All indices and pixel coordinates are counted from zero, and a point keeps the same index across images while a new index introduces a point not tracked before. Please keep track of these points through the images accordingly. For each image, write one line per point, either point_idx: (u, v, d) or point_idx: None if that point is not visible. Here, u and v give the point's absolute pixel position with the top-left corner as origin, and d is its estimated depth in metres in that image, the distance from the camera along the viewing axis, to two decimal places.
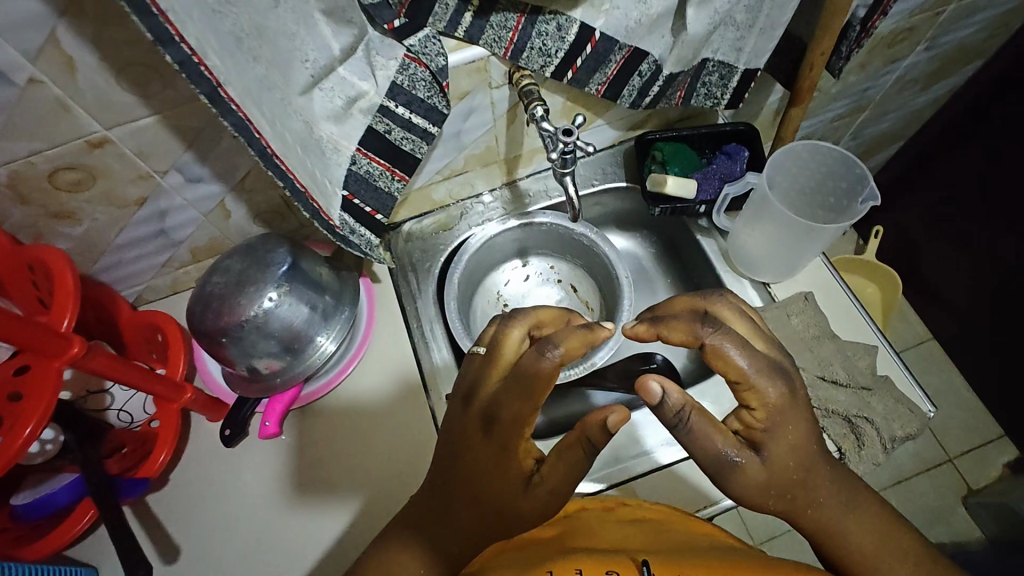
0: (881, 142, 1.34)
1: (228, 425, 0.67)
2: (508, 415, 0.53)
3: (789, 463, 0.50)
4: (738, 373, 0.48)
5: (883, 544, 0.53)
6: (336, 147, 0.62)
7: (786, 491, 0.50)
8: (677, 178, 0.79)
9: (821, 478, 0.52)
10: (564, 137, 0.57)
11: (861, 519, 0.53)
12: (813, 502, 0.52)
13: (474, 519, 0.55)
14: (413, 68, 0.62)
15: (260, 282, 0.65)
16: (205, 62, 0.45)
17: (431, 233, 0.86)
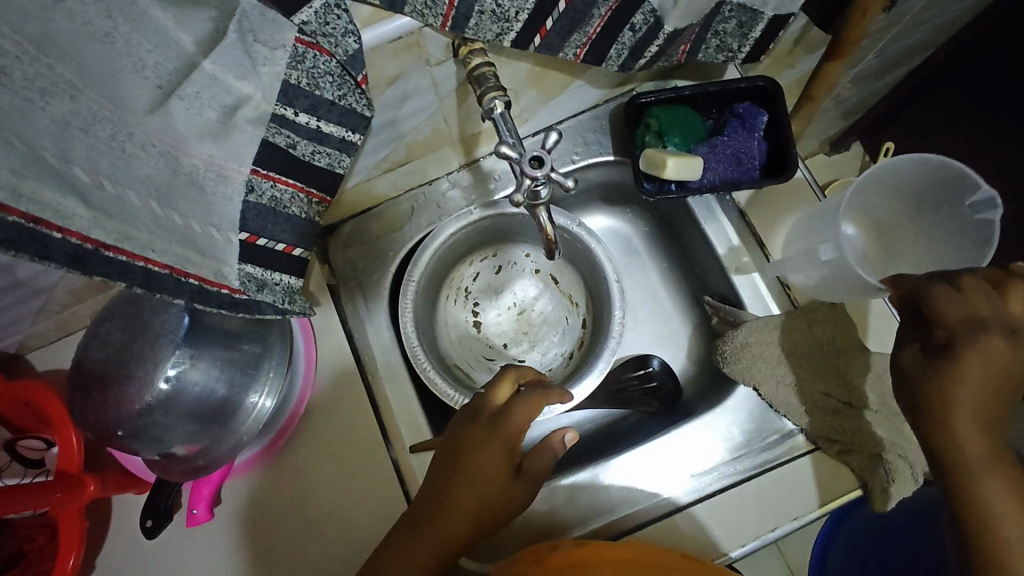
0: (907, 53, 1.12)
1: (148, 514, 0.57)
2: (517, 426, 0.54)
3: (950, 406, 0.41)
4: (950, 305, 0.44)
5: None
6: (220, 175, 0.43)
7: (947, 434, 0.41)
8: (679, 157, 0.63)
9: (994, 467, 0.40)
10: (533, 170, 0.47)
11: None
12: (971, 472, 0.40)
13: (445, 528, 0.51)
14: (311, 59, 0.44)
15: (149, 359, 0.50)
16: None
17: (377, 236, 0.69)
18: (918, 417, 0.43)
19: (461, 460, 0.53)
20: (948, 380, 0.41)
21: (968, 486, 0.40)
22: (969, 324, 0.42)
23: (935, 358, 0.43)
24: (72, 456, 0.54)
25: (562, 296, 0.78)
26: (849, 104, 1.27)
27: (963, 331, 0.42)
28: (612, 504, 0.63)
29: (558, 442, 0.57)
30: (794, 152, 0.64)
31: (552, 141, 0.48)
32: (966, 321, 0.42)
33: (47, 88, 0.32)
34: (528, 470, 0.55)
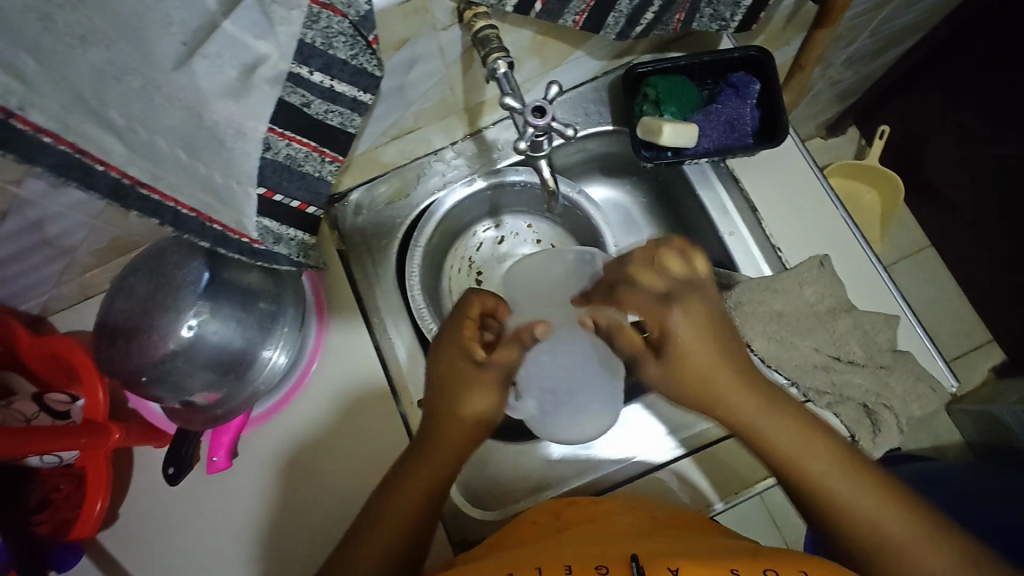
0: (900, 34, 1.15)
1: (170, 462, 0.61)
2: (466, 345, 0.58)
3: (747, 422, 0.53)
4: (638, 301, 0.56)
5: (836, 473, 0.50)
6: (240, 131, 0.46)
7: (754, 434, 0.53)
8: (676, 124, 0.65)
9: (789, 431, 0.52)
10: (535, 120, 0.51)
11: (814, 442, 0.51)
12: (777, 449, 0.52)
13: (434, 484, 0.56)
14: (325, 19, 0.46)
15: (172, 309, 0.53)
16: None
17: (385, 205, 0.72)
18: (731, 426, 0.54)
19: (442, 387, 0.59)
20: (683, 359, 0.53)
21: (792, 462, 0.51)
22: (681, 332, 0.53)
23: (662, 360, 0.54)
24: (98, 407, 0.57)
25: None
26: (843, 86, 1.29)
27: (659, 313, 0.54)
28: (611, 458, 0.67)
29: (527, 334, 0.58)
30: (783, 114, 0.66)
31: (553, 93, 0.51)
32: (657, 316, 0.54)
33: (86, 37, 0.35)
34: (494, 359, 0.58)
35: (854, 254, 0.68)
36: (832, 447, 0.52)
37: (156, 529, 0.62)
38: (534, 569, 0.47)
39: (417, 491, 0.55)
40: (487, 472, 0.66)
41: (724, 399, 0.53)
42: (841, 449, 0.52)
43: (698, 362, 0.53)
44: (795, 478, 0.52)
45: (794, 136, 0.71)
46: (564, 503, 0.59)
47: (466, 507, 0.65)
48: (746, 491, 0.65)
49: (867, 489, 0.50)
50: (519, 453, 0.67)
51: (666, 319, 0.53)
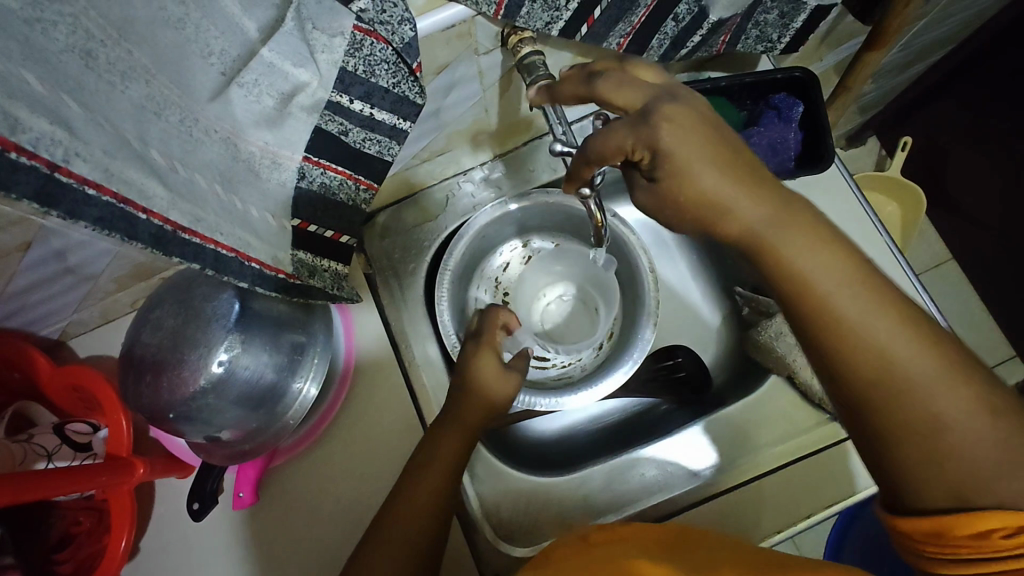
0: (931, 47, 1.12)
1: (195, 497, 0.59)
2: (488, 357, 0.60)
3: (844, 330, 0.40)
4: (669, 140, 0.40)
5: (907, 358, 0.39)
6: (275, 162, 0.45)
7: (847, 356, 0.40)
8: None
9: (895, 350, 0.40)
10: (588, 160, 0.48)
11: (877, 322, 0.40)
12: (875, 374, 0.40)
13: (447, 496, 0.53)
14: (368, 46, 0.44)
15: (200, 343, 0.50)
16: (19, 145, 0.26)
17: (412, 226, 0.70)
18: (820, 351, 0.41)
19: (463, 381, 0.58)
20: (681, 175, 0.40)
21: (889, 394, 0.40)
22: (770, 222, 0.41)
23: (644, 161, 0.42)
24: (122, 442, 0.55)
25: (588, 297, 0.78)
26: (869, 98, 1.27)
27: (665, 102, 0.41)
28: (646, 490, 0.64)
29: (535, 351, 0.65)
30: (829, 137, 0.65)
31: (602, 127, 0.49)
32: (724, 223, 0.41)
33: (127, 72, 0.33)
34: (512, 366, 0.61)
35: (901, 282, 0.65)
36: (947, 368, 0.39)
37: (173, 566, 0.59)
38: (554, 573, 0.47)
39: (428, 508, 0.52)
40: (516, 506, 0.63)
41: (823, 304, 0.40)
42: (970, 376, 0.39)
43: (784, 253, 0.40)
44: (887, 417, 0.40)
45: (839, 164, 0.69)
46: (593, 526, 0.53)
47: (496, 541, 0.62)
48: (786, 533, 0.61)
49: (948, 375, 0.39)
50: (551, 487, 0.64)
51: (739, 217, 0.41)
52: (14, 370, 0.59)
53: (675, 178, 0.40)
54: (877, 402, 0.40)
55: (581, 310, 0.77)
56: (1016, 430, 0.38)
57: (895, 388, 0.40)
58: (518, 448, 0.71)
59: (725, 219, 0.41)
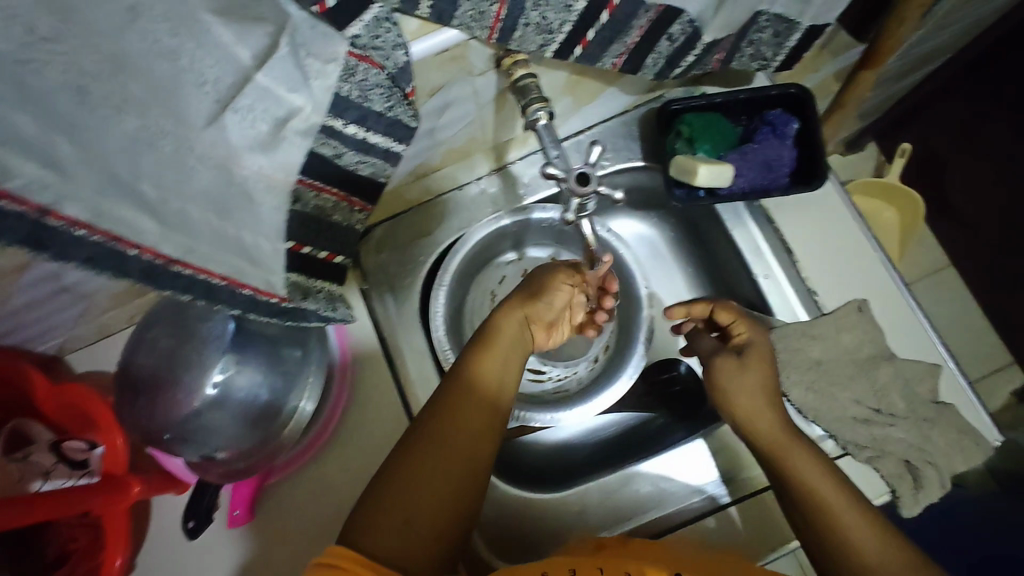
0: (929, 56, 1.13)
1: (191, 514, 0.59)
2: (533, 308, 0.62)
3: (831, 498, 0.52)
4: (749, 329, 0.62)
5: (861, 521, 0.51)
6: (269, 185, 0.45)
7: (824, 513, 0.51)
8: (710, 166, 0.63)
9: (859, 522, 0.50)
10: (581, 188, 0.48)
11: (844, 489, 0.53)
12: (841, 529, 0.50)
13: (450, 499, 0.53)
14: (362, 71, 0.44)
15: (196, 366, 0.51)
16: (10, 192, 0.28)
17: (408, 241, 0.70)
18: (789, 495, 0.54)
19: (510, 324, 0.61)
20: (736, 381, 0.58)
21: (850, 549, 0.50)
22: (778, 431, 0.55)
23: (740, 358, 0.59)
24: (118, 460, 0.56)
25: None
26: (867, 106, 1.27)
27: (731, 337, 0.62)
28: (641, 506, 0.65)
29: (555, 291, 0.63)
30: (824, 155, 0.65)
31: (595, 156, 0.48)
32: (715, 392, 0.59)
33: (121, 106, 0.33)
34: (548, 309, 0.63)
35: (893, 297, 0.66)
36: (897, 555, 0.49)
37: None
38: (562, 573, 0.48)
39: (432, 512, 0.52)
40: (513, 522, 0.63)
41: (794, 470, 0.54)
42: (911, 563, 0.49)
43: (761, 425, 0.56)
44: (841, 563, 0.50)
45: (833, 179, 0.69)
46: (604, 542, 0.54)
47: (495, 562, 0.61)
48: (781, 549, 0.60)
49: (894, 554, 0.49)
50: (545, 502, 0.65)
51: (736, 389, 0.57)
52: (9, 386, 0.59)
53: (756, 352, 0.59)
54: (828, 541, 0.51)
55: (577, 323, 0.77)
56: None
57: (841, 539, 0.50)
58: (515, 463, 0.71)
59: (731, 405, 0.57)
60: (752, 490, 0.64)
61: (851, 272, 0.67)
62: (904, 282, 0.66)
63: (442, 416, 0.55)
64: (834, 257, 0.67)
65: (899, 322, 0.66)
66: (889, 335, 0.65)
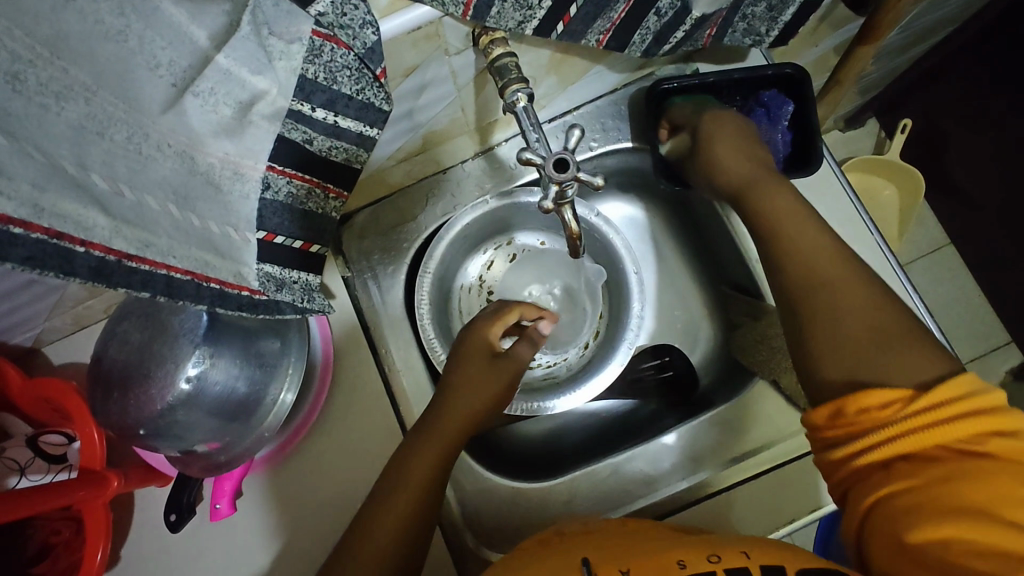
0: (931, 29, 1.09)
1: (172, 508, 0.58)
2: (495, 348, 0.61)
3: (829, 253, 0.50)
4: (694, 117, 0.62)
5: (833, 268, 0.49)
6: (237, 172, 0.43)
7: (804, 259, 0.50)
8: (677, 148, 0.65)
9: (837, 299, 0.48)
10: (559, 174, 0.46)
11: (820, 240, 0.51)
12: (799, 257, 0.51)
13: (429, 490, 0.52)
14: (328, 52, 0.42)
15: (170, 359, 0.49)
16: None
17: (392, 227, 0.68)
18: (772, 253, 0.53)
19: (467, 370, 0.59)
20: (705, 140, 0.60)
21: (828, 303, 0.48)
22: (748, 181, 0.57)
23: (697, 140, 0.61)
24: (95, 454, 0.54)
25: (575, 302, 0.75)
26: (869, 80, 1.24)
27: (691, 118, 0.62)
28: (630, 493, 0.64)
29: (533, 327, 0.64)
30: (819, 136, 0.63)
31: (574, 141, 0.46)
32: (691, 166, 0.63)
33: (62, 92, 0.31)
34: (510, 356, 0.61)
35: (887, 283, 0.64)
36: (882, 315, 0.47)
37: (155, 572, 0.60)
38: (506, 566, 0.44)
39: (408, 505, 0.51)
40: (499, 512, 0.63)
41: (777, 231, 0.53)
42: (901, 324, 0.46)
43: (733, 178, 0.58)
44: (811, 311, 0.49)
45: (829, 160, 0.67)
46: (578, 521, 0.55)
47: (478, 548, 0.61)
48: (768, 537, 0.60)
49: (879, 311, 0.47)
50: (529, 495, 0.63)
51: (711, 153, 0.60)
52: None
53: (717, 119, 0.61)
54: (813, 290, 0.49)
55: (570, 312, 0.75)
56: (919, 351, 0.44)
57: (819, 282, 0.49)
58: (503, 453, 0.70)
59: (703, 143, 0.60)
60: (740, 478, 0.63)
61: None
62: (899, 269, 0.64)
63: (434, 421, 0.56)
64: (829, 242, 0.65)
65: None
66: None
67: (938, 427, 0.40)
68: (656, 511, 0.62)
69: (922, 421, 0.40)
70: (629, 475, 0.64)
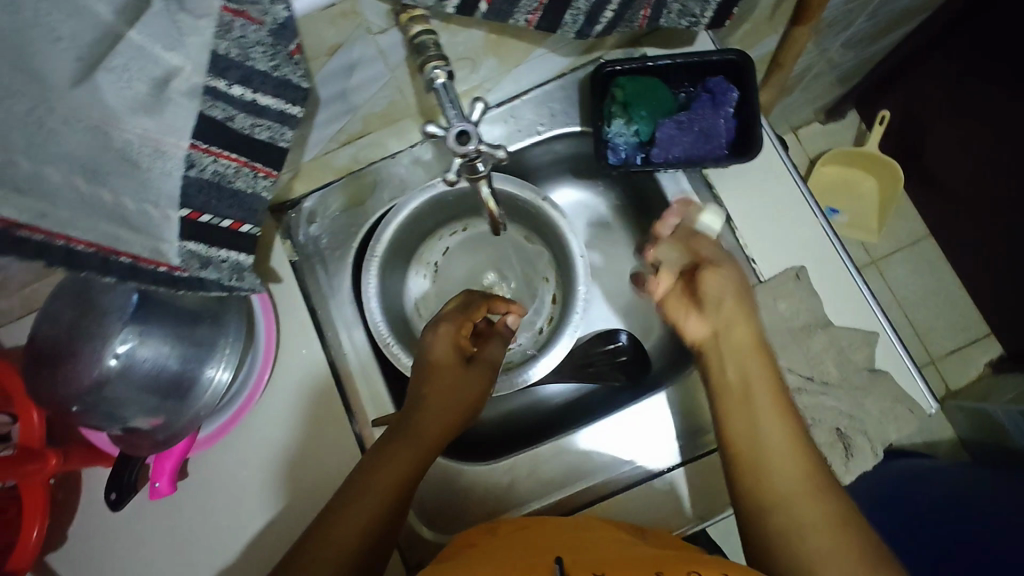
0: (901, 17, 1.09)
1: (112, 486, 0.58)
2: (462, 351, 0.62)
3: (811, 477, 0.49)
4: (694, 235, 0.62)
5: (788, 459, 0.50)
6: (158, 150, 0.43)
7: (759, 463, 0.51)
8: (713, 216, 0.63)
9: (803, 476, 0.49)
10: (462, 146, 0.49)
11: (783, 432, 0.51)
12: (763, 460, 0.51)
13: (390, 507, 0.52)
14: (239, 28, 0.42)
15: (99, 335, 0.50)
16: None
17: (340, 211, 0.68)
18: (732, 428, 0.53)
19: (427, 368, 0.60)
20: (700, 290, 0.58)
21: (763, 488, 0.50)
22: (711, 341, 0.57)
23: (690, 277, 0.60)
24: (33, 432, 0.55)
25: (530, 286, 0.76)
26: (842, 70, 1.23)
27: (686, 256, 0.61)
28: (571, 476, 0.64)
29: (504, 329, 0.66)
30: (761, 124, 0.62)
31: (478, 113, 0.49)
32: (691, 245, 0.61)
33: None
34: (477, 360, 0.63)
35: (833, 265, 0.64)
36: (806, 483, 0.49)
37: (104, 550, 0.61)
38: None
39: (362, 525, 0.50)
40: (443, 499, 0.63)
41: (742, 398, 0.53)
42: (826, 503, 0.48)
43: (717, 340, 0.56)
44: (757, 501, 0.50)
45: (776, 143, 0.66)
46: (530, 520, 0.57)
47: (416, 524, 0.62)
48: (706, 518, 0.61)
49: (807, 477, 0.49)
50: (472, 474, 0.64)
51: (724, 296, 0.57)
52: None
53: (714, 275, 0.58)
54: (763, 480, 0.50)
55: (524, 298, 0.76)
56: (846, 534, 0.46)
57: (767, 478, 0.50)
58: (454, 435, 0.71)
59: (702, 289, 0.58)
60: (683, 460, 0.63)
61: (791, 236, 0.65)
62: (844, 252, 0.64)
63: (402, 437, 0.56)
64: (776, 225, 0.65)
65: (841, 290, 0.63)
66: (827, 307, 0.63)
67: None
68: (599, 492, 0.63)
69: None
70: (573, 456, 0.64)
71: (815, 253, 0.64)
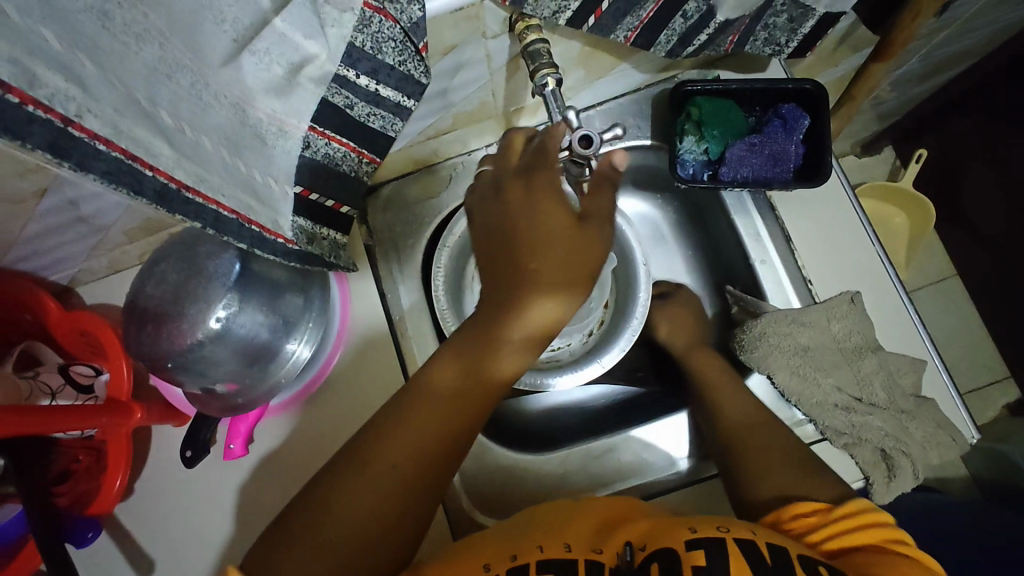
0: (949, 61, 1.12)
1: (188, 445, 0.62)
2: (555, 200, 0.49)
3: (750, 421, 0.61)
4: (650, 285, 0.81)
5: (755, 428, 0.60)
6: (281, 129, 0.46)
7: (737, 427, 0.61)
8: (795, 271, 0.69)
9: (770, 432, 0.60)
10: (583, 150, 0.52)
11: (747, 404, 0.63)
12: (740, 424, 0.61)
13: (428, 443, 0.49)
14: (376, 23, 0.44)
15: (202, 299, 0.53)
16: (35, 99, 0.28)
17: (415, 200, 0.71)
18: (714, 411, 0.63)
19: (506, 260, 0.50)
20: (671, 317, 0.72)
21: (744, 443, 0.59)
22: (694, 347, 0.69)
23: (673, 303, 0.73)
24: (122, 387, 0.59)
25: None
26: (885, 108, 1.26)
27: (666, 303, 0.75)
28: (621, 474, 0.66)
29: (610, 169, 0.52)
30: (829, 154, 0.65)
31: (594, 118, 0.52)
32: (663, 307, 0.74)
33: (141, 35, 0.35)
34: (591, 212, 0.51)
35: (886, 292, 0.66)
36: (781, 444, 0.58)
37: (169, 505, 0.63)
38: (480, 568, 0.47)
39: (401, 458, 0.48)
40: (496, 484, 0.66)
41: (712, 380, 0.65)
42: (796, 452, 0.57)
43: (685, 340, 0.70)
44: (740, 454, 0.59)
45: (840, 173, 0.69)
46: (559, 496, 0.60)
47: (473, 510, 0.64)
48: None
49: (779, 436, 0.59)
50: (526, 463, 0.67)
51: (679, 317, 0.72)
52: (30, 313, 0.62)
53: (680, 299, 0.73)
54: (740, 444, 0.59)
55: None
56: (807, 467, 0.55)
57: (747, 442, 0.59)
58: (505, 424, 0.73)
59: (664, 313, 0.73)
60: None
61: (847, 262, 0.67)
62: (900, 280, 0.66)
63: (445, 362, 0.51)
64: (833, 248, 0.68)
65: (891, 316, 0.66)
66: (878, 332, 0.66)
67: (849, 533, 0.47)
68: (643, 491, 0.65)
69: (847, 522, 0.48)
70: (623, 458, 0.67)
71: (871, 278, 0.67)
